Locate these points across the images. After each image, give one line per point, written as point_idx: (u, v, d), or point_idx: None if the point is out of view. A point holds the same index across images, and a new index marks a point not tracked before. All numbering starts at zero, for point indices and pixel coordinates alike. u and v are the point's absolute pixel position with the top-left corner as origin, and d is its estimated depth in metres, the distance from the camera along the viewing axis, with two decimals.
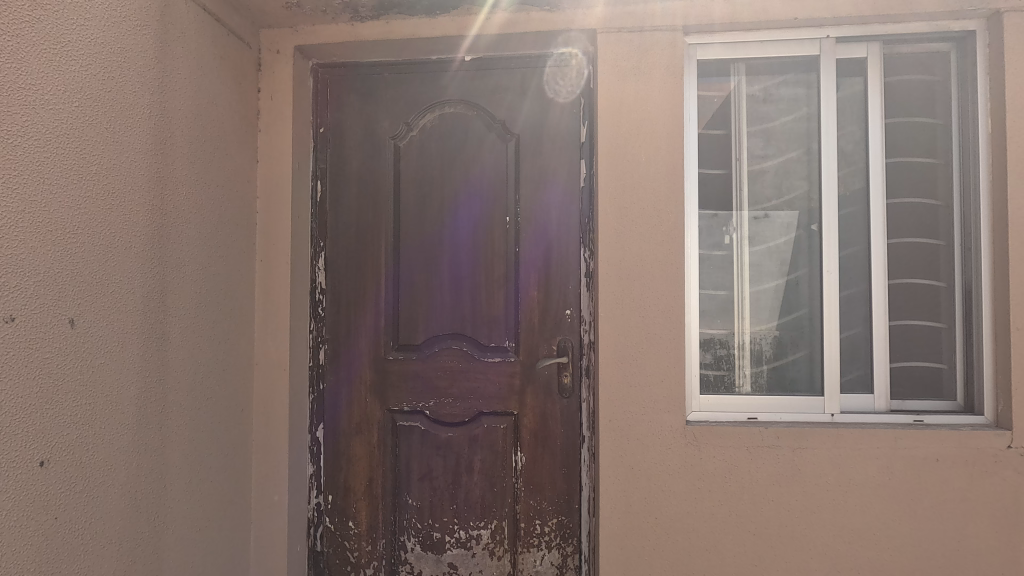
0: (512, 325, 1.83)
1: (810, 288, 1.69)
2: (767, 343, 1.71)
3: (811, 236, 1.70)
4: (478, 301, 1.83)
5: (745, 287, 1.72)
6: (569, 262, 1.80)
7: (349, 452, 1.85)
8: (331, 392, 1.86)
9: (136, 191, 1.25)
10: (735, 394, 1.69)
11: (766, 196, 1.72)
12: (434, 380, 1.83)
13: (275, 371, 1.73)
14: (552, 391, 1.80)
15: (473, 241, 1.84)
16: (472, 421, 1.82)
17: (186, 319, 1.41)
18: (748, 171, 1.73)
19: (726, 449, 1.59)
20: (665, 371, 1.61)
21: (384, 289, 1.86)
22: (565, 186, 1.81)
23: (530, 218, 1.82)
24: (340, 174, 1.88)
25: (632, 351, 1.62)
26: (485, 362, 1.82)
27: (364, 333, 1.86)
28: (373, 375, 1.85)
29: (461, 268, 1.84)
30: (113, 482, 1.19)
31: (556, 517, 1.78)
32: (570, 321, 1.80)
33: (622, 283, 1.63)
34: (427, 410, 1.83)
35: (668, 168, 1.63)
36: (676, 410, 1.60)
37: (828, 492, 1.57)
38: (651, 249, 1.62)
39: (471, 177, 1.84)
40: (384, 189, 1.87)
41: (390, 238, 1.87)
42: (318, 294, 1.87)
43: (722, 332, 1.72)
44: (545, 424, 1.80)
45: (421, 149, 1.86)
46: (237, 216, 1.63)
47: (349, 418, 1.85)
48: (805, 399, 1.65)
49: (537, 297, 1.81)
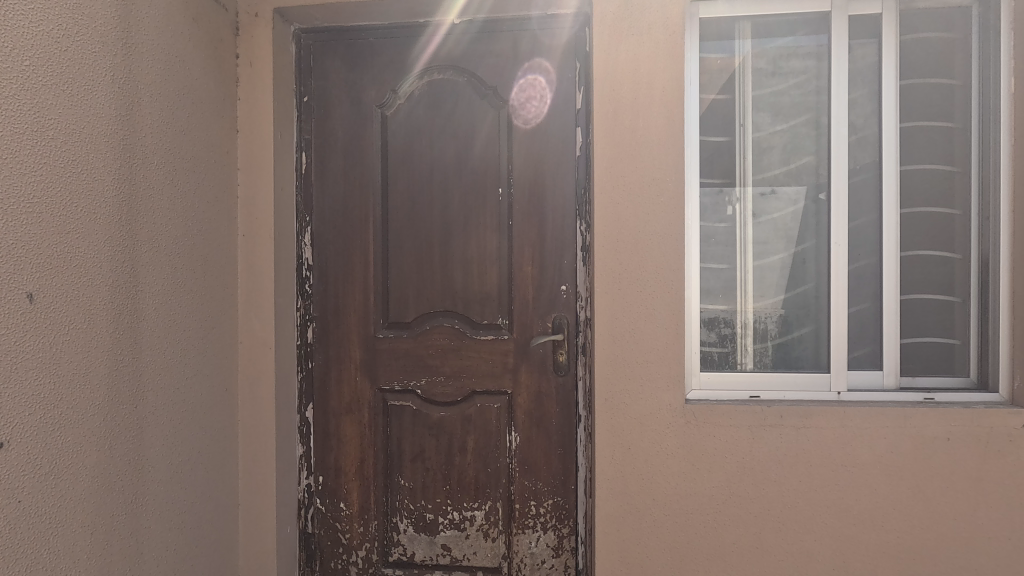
0: (505, 302, 1.76)
1: (818, 264, 1.61)
2: (773, 321, 1.64)
3: (819, 207, 1.61)
4: (470, 276, 1.76)
5: (749, 260, 1.64)
6: (563, 237, 1.73)
7: (338, 433, 1.81)
8: (320, 373, 1.81)
9: (100, 158, 1.18)
10: (737, 372, 1.61)
11: (772, 165, 1.63)
12: (425, 358, 1.78)
13: (261, 351, 1.67)
14: (547, 369, 1.74)
15: (463, 216, 1.76)
16: (465, 400, 1.77)
17: (161, 297, 1.35)
18: (755, 141, 1.64)
19: (727, 428, 1.53)
20: (665, 348, 1.54)
21: (372, 266, 1.79)
22: (561, 157, 1.73)
23: (524, 189, 1.74)
24: (326, 146, 1.80)
25: (630, 328, 1.55)
26: (477, 341, 1.76)
27: (352, 312, 1.80)
28: (362, 354, 1.80)
29: (451, 244, 1.77)
30: (82, 465, 1.14)
31: (552, 498, 1.73)
32: (566, 297, 1.73)
33: (620, 256, 1.56)
34: (418, 389, 1.78)
35: (669, 136, 1.54)
36: (676, 388, 1.54)
37: (832, 473, 1.50)
38: (650, 221, 1.54)
39: (461, 149, 1.76)
40: (372, 161, 1.79)
41: (378, 211, 1.79)
42: (305, 270, 1.81)
43: (726, 309, 1.65)
44: (539, 404, 1.74)
45: (409, 118, 1.78)
46: (215, 189, 1.55)
47: (339, 399, 1.81)
48: (811, 377, 1.57)
49: (531, 272, 1.74)
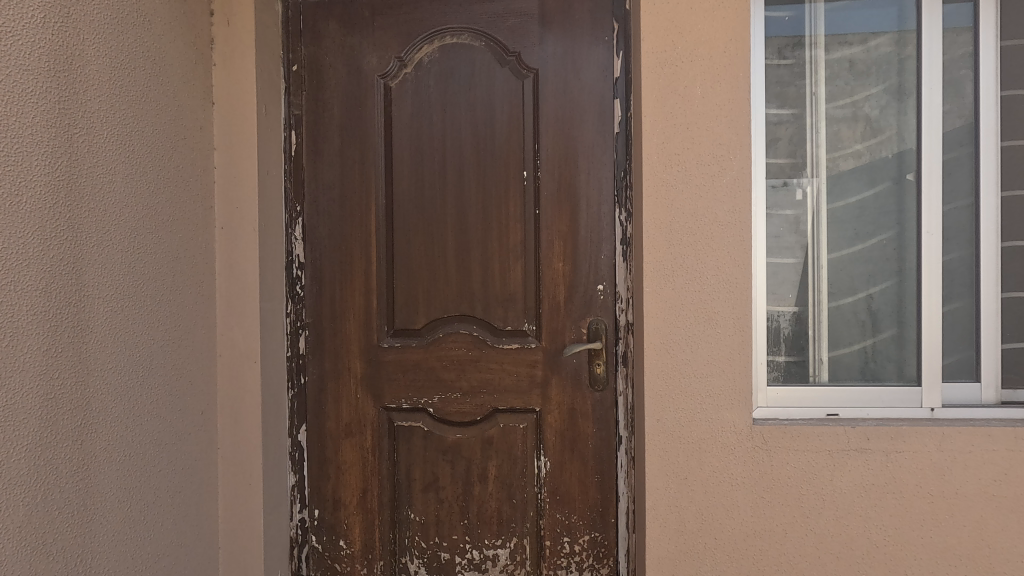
0: (532, 305, 1.51)
1: (906, 256, 1.35)
2: (837, 326, 1.37)
3: (907, 189, 1.35)
4: (490, 274, 1.51)
5: (824, 253, 1.37)
6: (599, 228, 1.48)
7: (337, 459, 1.55)
8: (315, 388, 1.56)
9: (25, 123, 0.91)
10: (811, 386, 1.35)
11: (852, 138, 1.37)
12: (439, 371, 1.52)
13: (245, 365, 1.40)
14: (581, 382, 1.49)
15: (482, 205, 1.51)
16: (485, 419, 1.51)
17: (115, 303, 1.08)
18: (830, 108, 1.37)
19: (802, 453, 1.29)
20: (728, 358, 1.30)
21: (375, 264, 1.54)
22: (597, 133, 1.48)
23: (553, 173, 1.49)
24: (319, 124, 1.54)
25: (686, 335, 1.30)
26: (500, 350, 1.50)
27: (353, 318, 1.55)
28: (364, 366, 1.54)
29: (468, 238, 1.51)
30: (5, 522, 0.89)
31: (588, 534, 1.49)
32: (603, 299, 1.48)
33: (673, 251, 1.31)
34: (430, 407, 1.52)
35: (730, 104, 1.29)
36: (741, 407, 1.30)
37: (929, 506, 1.27)
38: (709, 206, 1.30)
39: (478, 126, 1.51)
40: (374, 141, 1.53)
41: (382, 200, 1.54)
42: (295, 269, 1.55)
43: (796, 310, 1.38)
44: (573, 423, 1.49)
45: (417, 89, 1.52)
46: (184, 171, 1.29)
47: (337, 419, 1.55)
48: (898, 391, 1.33)
49: (562, 270, 1.49)
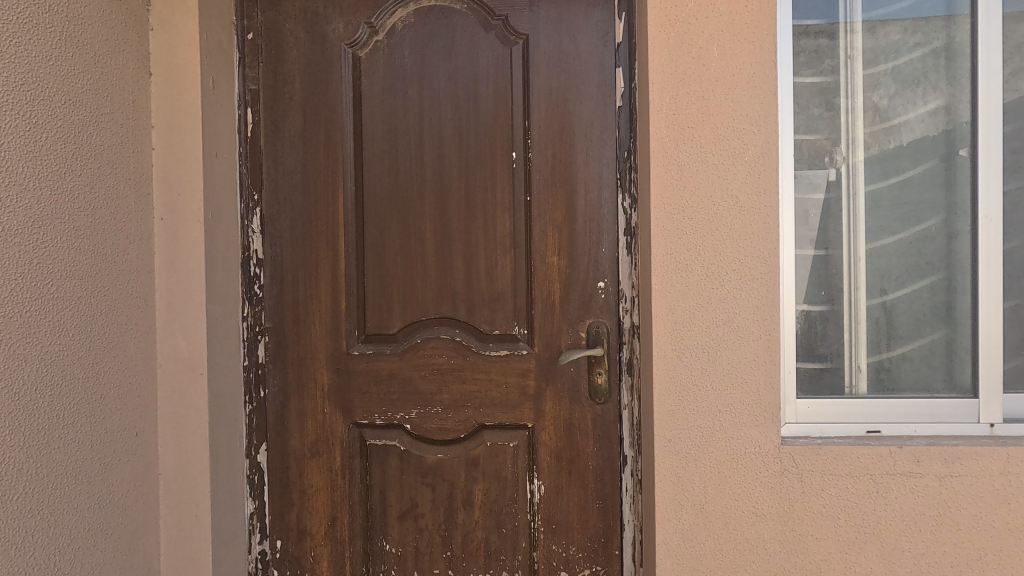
0: (523, 306, 1.32)
1: (958, 246, 1.16)
2: (879, 328, 1.18)
3: (960, 166, 1.15)
4: (475, 270, 1.32)
5: (862, 243, 1.17)
6: (600, 217, 1.29)
7: (301, 483, 1.36)
8: (276, 403, 1.36)
9: None
10: (847, 398, 1.16)
11: (895, 108, 1.17)
12: (417, 382, 1.33)
13: (190, 378, 1.21)
14: (580, 394, 1.30)
15: (465, 192, 1.32)
16: (470, 437, 1.32)
17: (7, 308, 0.90)
18: (869, 72, 1.17)
19: (841, 478, 1.09)
20: (752, 367, 1.10)
21: (343, 260, 1.35)
22: (596, 108, 1.29)
23: (546, 154, 1.30)
24: (279, 100, 1.35)
25: (702, 340, 1.11)
26: (486, 358, 1.31)
27: (319, 322, 1.35)
28: (332, 376, 1.35)
29: (449, 228, 1.32)
30: None
31: (588, 568, 1.30)
32: (604, 298, 1.29)
33: (687, 241, 1.11)
34: (407, 424, 1.33)
35: (753, 69, 1.10)
36: (768, 424, 1.10)
37: (990, 541, 1.07)
38: (728, 189, 1.10)
39: (460, 101, 1.32)
40: (342, 119, 1.34)
41: (351, 187, 1.34)
42: (253, 266, 1.35)
43: (830, 310, 1.18)
44: (570, 441, 1.30)
45: (390, 60, 1.33)
46: (109, 153, 1.10)
47: (301, 437, 1.36)
48: (951, 405, 1.13)
49: (557, 265, 1.30)
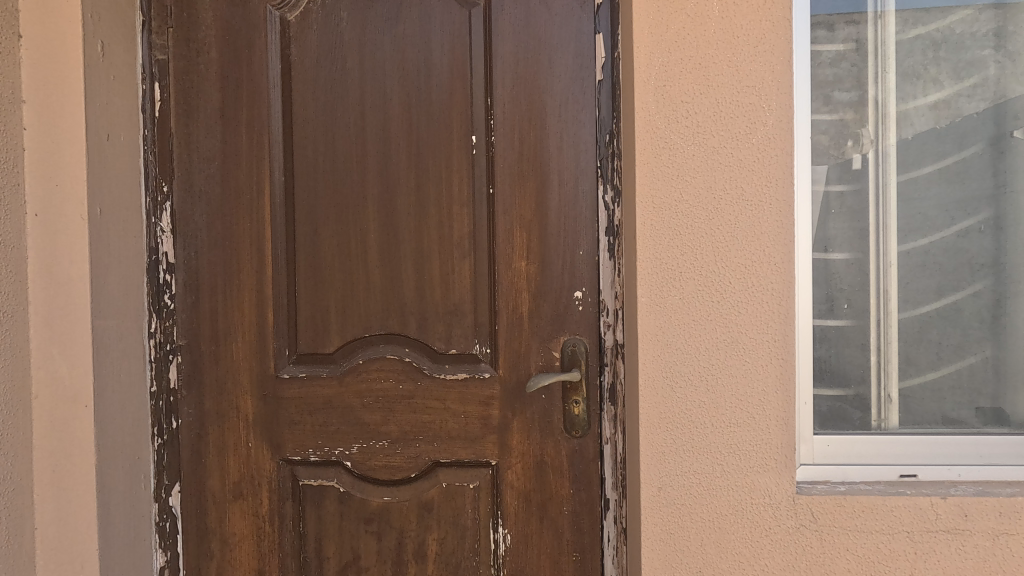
0: (485, 320, 1.10)
1: (1010, 246, 0.95)
2: (916, 348, 0.96)
3: (1011, 150, 0.95)
4: (427, 277, 1.10)
5: (896, 244, 0.96)
6: (577, 213, 1.07)
7: (222, 531, 1.14)
8: (190, 436, 1.14)
9: None
10: (876, 434, 0.95)
11: (936, 80, 0.95)
12: (358, 410, 1.11)
13: (73, 411, 0.99)
14: (553, 426, 1.08)
15: (415, 183, 1.10)
16: (422, 476, 1.11)
17: None
18: (907, 34, 0.96)
19: (871, 536, 0.88)
20: (761, 399, 0.89)
21: (270, 265, 1.12)
22: (572, 82, 1.07)
23: (512, 136, 1.08)
24: (192, 73, 1.12)
25: (699, 366, 0.90)
26: (440, 382, 1.09)
27: (241, 338, 1.13)
28: (258, 403, 1.13)
29: (395, 226, 1.10)
30: None
31: None
32: (582, 311, 1.08)
33: (681, 243, 0.90)
34: (347, 460, 1.12)
35: (762, 30, 0.89)
36: (780, 469, 0.89)
37: None
38: (731, 179, 0.89)
39: (409, 74, 1.10)
40: (267, 96, 1.12)
41: (279, 177, 1.12)
42: (162, 272, 1.13)
43: (856, 326, 0.96)
44: (541, 481, 1.09)
45: (326, 25, 1.11)
46: None
47: (221, 475, 1.14)
48: (1003, 443, 0.92)
49: (526, 272, 1.08)
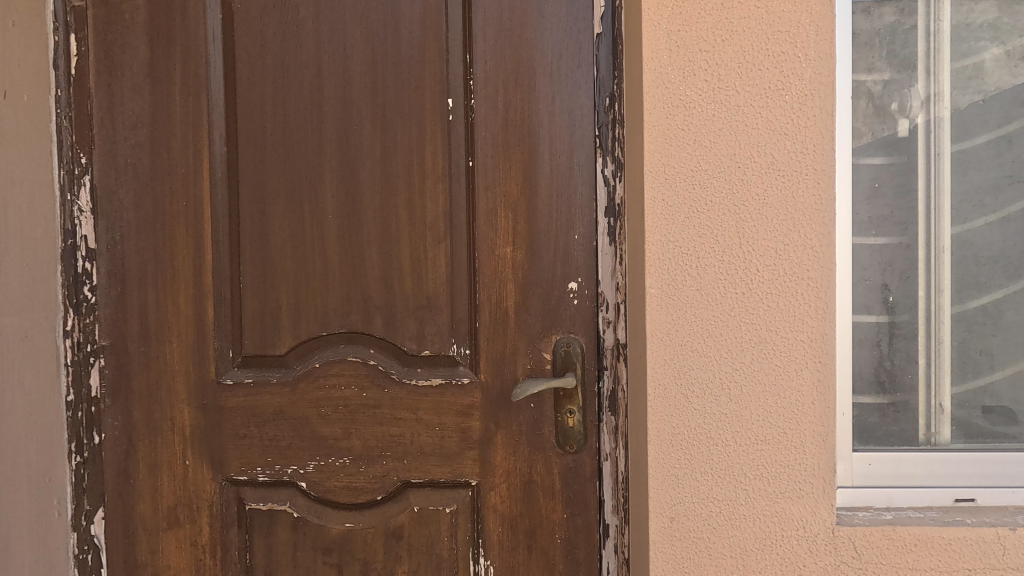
0: (463, 316, 0.94)
1: None
2: (974, 348, 0.81)
3: None
4: (395, 265, 0.93)
5: (951, 225, 0.80)
6: (571, 191, 0.91)
7: (155, 564, 0.97)
8: (115, 454, 0.97)
9: None
10: (925, 451, 0.80)
11: (997, 31, 0.80)
12: (314, 422, 0.95)
13: None
14: (542, 440, 0.93)
15: (380, 155, 0.93)
16: (389, 499, 0.95)
17: None
18: None
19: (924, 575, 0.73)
20: (794, 411, 0.74)
21: (209, 251, 0.95)
22: (565, 35, 0.91)
23: (494, 99, 0.92)
24: (114, 23, 0.94)
25: (720, 371, 0.74)
26: (410, 389, 0.93)
27: (176, 337, 0.96)
28: (196, 414, 0.96)
29: (357, 206, 0.93)
30: None
31: None
32: (578, 305, 0.92)
33: (698, 223, 0.74)
34: (301, 481, 0.95)
35: None
36: (817, 496, 0.74)
37: None
38: (760, 144, 0.73)
39: (374, 25, 0.93)
40: (204, 52, 0.94)
41: (219, 147, 0.95)
42: (81, 260, 0.95)
43: (902, 324, 0.81)
44: (529, 504, 0.93)
45: None
46: None
47: (153, 498, 0.97)
48: None
49: (511, 259, 0.92)
